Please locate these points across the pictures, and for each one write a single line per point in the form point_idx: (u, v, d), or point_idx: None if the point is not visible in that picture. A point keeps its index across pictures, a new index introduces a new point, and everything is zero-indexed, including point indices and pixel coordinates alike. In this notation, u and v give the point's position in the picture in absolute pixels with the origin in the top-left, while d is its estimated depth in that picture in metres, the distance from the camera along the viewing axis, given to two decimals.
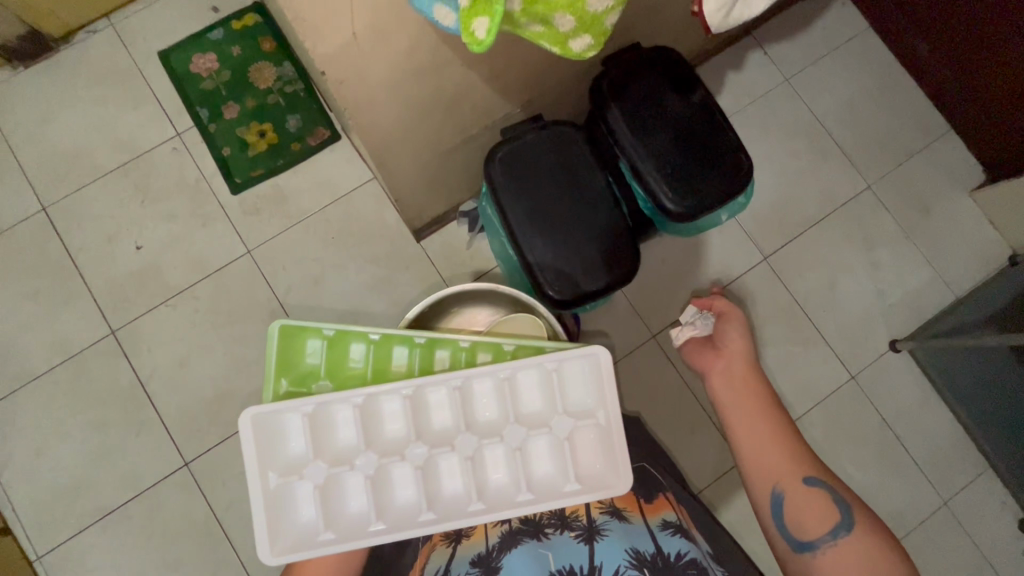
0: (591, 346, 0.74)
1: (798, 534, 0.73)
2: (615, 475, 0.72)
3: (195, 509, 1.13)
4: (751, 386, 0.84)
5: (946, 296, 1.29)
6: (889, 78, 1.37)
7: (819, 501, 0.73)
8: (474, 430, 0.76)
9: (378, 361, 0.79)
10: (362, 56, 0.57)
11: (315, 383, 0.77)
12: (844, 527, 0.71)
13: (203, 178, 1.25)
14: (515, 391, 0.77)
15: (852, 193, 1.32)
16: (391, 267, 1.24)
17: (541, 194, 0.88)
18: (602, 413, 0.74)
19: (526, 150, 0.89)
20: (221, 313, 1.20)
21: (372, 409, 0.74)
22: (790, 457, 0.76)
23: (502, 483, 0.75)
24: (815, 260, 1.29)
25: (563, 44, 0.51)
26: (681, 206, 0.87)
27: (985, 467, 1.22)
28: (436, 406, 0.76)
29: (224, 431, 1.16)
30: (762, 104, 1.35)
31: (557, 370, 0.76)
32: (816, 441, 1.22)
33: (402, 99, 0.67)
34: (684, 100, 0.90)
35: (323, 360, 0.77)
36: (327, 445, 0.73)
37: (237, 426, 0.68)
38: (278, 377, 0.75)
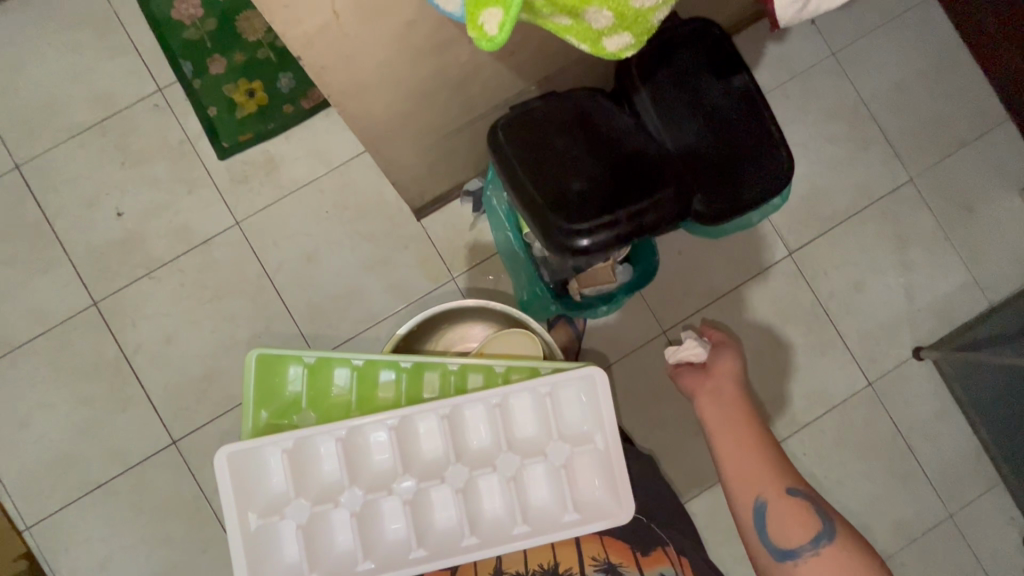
0: (587, 367, 0.77)
1: (782, 545, 0.73)
2: (615, 502, 0.77)
3: (184, 487, 1.11)
4: (738, 404, 0.84)
5: (980, 303, 1.21)
6: (946, 57, 1.24)
7: (802, 512, 0.74)
8: (465, 460, 0.79)
9: (362, 386, 0.82)
10: (347, 37, 0.47)
11: (298, 413, 0.81)
12: (826, 535, 0.72)
13: (187, 141, 1.15)
14: (508, 418, 0.80)
15: (892, 186, 1.22)
16: (389, 247, 1.16)
17: (560, 159, 0.73)
18: (600, 437, 0.78)
19: (540, 121, 0.75)
20: (208, 288, 1.14)
21: (357, 440, 0.78)
22: (775, 469, 0.77)
23: (497, 513, 0.80)
24: (843, 258, 1.21)
25: (596, 41, 0.44)
26: (709, 207, 0.77)
27: (996, 481, 1.18)
28: (425, 434, 0.80)
29: (213, 410, 1.13)
30: (803, 82, 1.22)
31: (551, 395, 0.79)
32: (824, 447, 1.18)
33: (397, 84, 0.58)
34: (722, 85, 0.79)
35: (305, 389, 0.81)
36: (311, 481, 0.77)
37: (214, 464, 0.72)
38: (258, 409, 0.78)
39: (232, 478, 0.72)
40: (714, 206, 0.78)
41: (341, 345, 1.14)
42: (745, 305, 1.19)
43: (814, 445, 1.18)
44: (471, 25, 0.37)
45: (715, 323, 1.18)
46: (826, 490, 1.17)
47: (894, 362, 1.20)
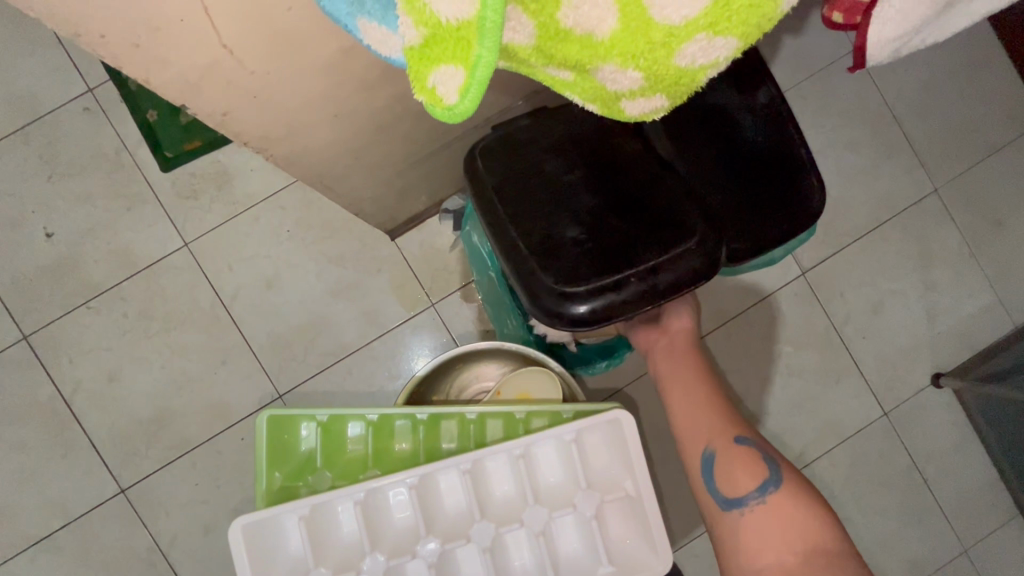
0: (613, 410, 0.66)
1: (725, 490, 0.60)
2: (651, 555, 0.65)
3: (135, 540, 1.00)
4: (690, 358, 0.71)
5: (1005, 325, 1.11)
6: (977, 54, 1.12)
7: (747, 456, 0.61)
8: (491, 516, 0.69)
9: (379, 439, 0.72)
10: (249, 79, 0.36)
11: (313, 473, 0.70)
12: (772, 482, 0.59)
13: (125, 149, 1.01)
14: (533, 467, 0.70)
15: (914, 198, 1.11)
16: (360, 269, 1.03)
17: (551, 192, 0.59)
18: (631, 483, 0.67)
19: (525, 147, 0.61)
20: (155, 318, 1.01)
21: (376, 501, 0.68)
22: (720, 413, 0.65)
23: (528, 570, 0.69)
24: (860, 277, 1.10)
25: (612, 103, 0.35)
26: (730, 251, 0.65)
27: (1014, 514, 1.11)
28: (446, 488, 0.70)
29: (165, 455, 1.01)
30: (821, 82, 1.10)
31: (578, 441, 0.69)
32: (835, 483, 1.09)
33: (339, 123, 0.46)
34: (743, 103, 0.66)
35: (320, 446, 0.69)
36: (330, 549, 0.66)
37: (228, 537, 0.62)
38: (271, 470, 0.67)
39: (248, 555, 0.62)
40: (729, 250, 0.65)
41: (308, 380, 1.02)
42: (752, 331, 1.09)
43: (825, 479, 1.09)
44: (420, 86, 0.28)
45: (720, 351, 1.08)
46: None
47: (912, 390, 1.11)
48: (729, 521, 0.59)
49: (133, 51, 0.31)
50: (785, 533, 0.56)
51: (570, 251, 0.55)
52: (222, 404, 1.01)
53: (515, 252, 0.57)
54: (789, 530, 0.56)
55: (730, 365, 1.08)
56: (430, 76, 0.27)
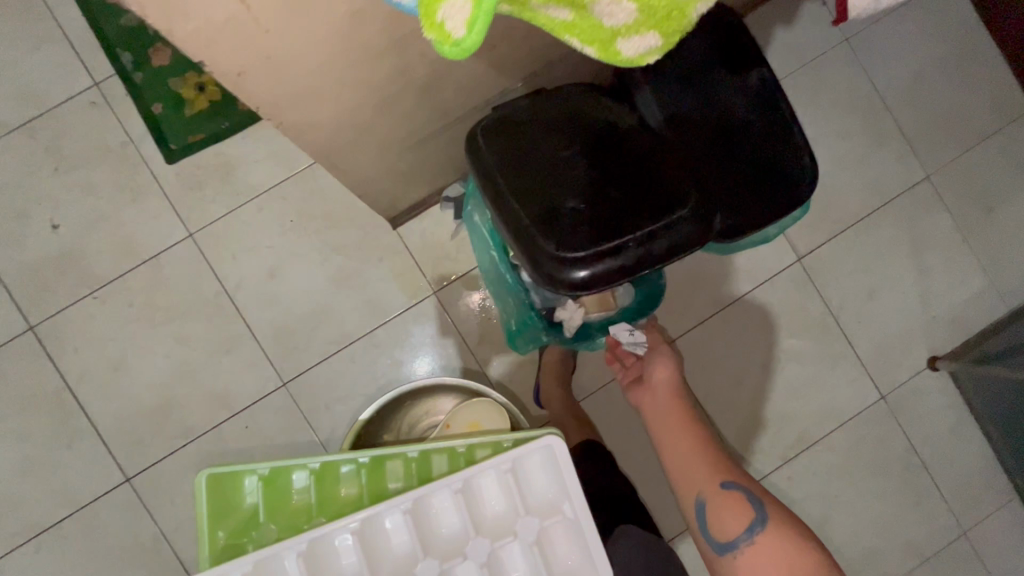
0: (544, 437, 0.68)
1: (717, 535, 0.63)
2: None
3: (140, 530, 1.00)
4: (675, 406, 0.72)
5: (999, 309, 1.13)
6: (965, 44, 1.14)
7: (734, 499, 0.63)
8: (435, 553, 0.70)
9: (323, 486, 0.73)
10: (270, 33, 0.37)
11: (258, 528, 0.71)
12: (758, 523, 0.61)
13: (130, 143, 1.02)
14: (473, 498, 0.71)
15: (907, 185, 1.13)
16: (361, 259, 1.04)
17: (548, 167, 0.60)
18: (568, 507, 0.68)
19: (524, 122, 0.63)
20: (160, 308, 1.02)
21: (317, 551, 0.68)
22: (703, 459, 0.66)
23: None
24: (855, 263, 1.12)
25: (609, 43, 0.36)
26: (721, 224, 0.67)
27: (1011, 497, 1.12)
28: (390, 529, 0.70)
29: (169, 445, 1.02)
30: (813, 72, 1.12)
31: (515, 469, 0.70)
32: (833, 467, 1.10)
33: (350, 91, 0.48)
34: (735, 82, 0.68)
35: (263, 499, 0.71)
36: None
37: None
38: (214, 529, 0.68)
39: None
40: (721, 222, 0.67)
41: (311, 369, 1.03)
42: (748, 317, 1.10)
43: (824, 463, 1.10)
44: (430, 25, 0.31)
45: (718, 337, 1.10)
46: (835, 514, 1.10)
47: (908, 374, 1.12)
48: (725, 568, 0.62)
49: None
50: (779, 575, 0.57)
51: (566, 222, 0.57)
52: (225, 393, 1.02)
53: (512, 222, 0.59)
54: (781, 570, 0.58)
55: (728, 350, 1.10)
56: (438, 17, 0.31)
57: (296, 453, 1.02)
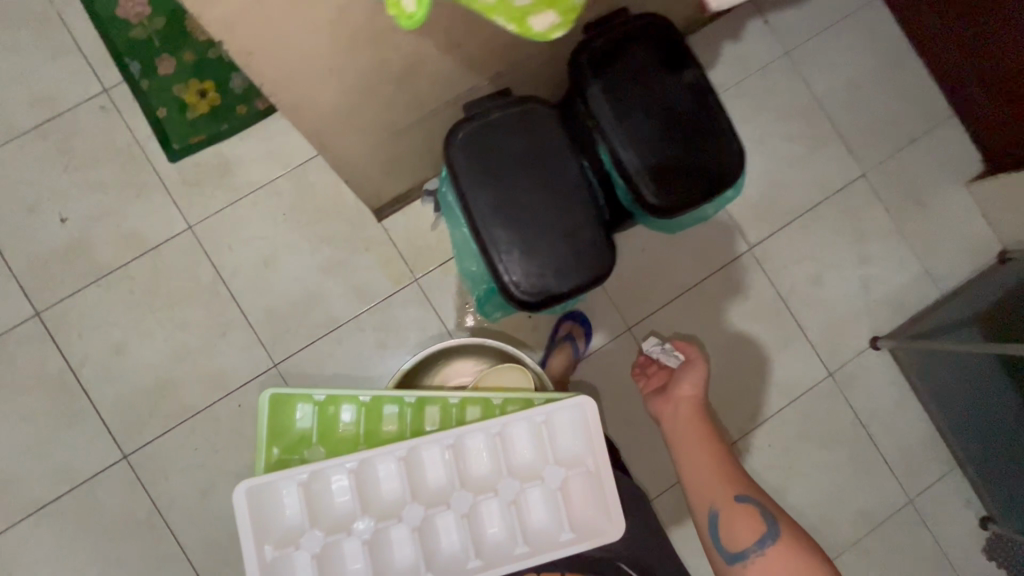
0: (577, 397, 0.80)
1: (729, 546, 0.76)
2: (607, 523, 0.79)
3: (137, 504, 1.06)
4: (698, 424, 0.87)
5: (933, 293, 1.24)
6: (894, 57, 1.28)
7: (749, 515, 0.76)
8: (469, 487, 0.81)
9: (369, 420, 0.83)
10: (270, 18, 0.47)
11: (308, 448, 0.81)
12: (770, 536, 0.74)
13: (136, 143, 1.11)
14: (507, 444, 0.82)
15: (846, 181, 1.25)
16: (349, 249, 1.13)
17: (509, 180, 0.77)
18: (592, 459, 0.80)
19: (490, 131, 0.77)
20: (160, 295, 1.10)
21: (366, 473, 0.79)
22: (723, 480, 0.80)
23: (499, 537, 0.81)
24: (802, 252, 1.23)
25: (521, 21, 0.44)
26: (660, 206, 0.79)
27: (951, 466, 1.22)
28: (429, 464, 0.81)
29: (166, 423, 1.08)
30: (758, 81, 1.25)
31: (547, 422, 0.82)
32: (788, 440, 1.19)
33: (341, 73, 0.57)
34: (672, 81, 0.79)
35: (314, 425, 0.81)
36: (325, 513, 0.78)
37: (232, 499, 0.73)
38: (270, 445, 0.80)
39: (249, 515, 0.74)
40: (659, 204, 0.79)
41: (302, 351, 1.11)
42: (706, 301, 1.20)
43: (779, 436, 1.19)
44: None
45: (679, 320, 1.19)
46: (791, 483, 1.18)
47: (853, 353, 1.22)
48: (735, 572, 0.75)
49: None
50: None
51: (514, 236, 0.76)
52: (220, 374, 1.10)
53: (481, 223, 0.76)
54: None
55: (688, 332, 1.19)
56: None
57: None
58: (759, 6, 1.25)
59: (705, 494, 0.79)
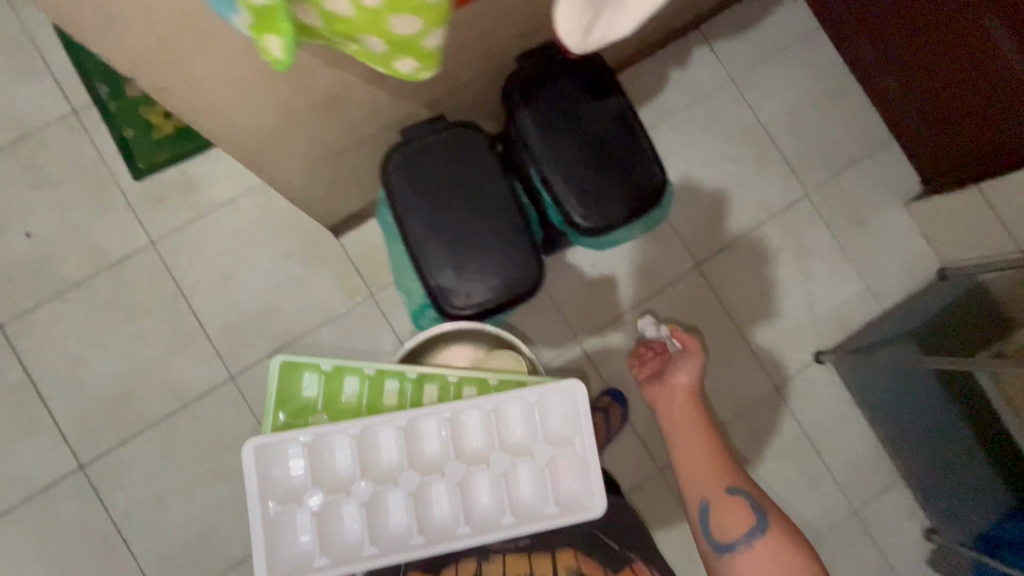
0: (568, 381, 0.81)
1: (719, 536, 0.76)
2: (591, 499, 0.80)
3: (92, 514, 1.08)
4: (692, 411, 0.90)
5: (874, 308, 1.29)
6: (835, 83, 1.34)
7: (739, 505, 0.77)
8: (463, 458, 0.83)
9: (371, 394, 0.89)
10: (178, 55, 0.51)
11: (312, 414, 0.87)
12: (758, 528, 0.74)
13: (102, 162, 1.15)
14: (502, 420, 0.85)
15: (789, 202, 1.30)
16: (307, 264, 1.17)
17: (442, 201, 0.82)
18: (580, 439, 0.82)
19: (424, 155, 0.82)
20: (121, 308, 1.13)
21: (367, 440, 0.81)
22: (716, 467, 0.82)
23: (489, 507, 0.83)
24: (748, 269, 1.28)
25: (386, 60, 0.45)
26: (587, 226, 0.85)
27: (895, 478, 1.25)
28: (427, 436, 0.84)
29: (123, 433, 1.11)
30: (705, 105, 1.31)
31: (541, 401, 0.84)
32: (735, 451, 1.22)
33: (256, 101, 0.61)
34: (599, 110, 0.85)
35: (319, 394, 0.87)
36: (325, 474, 0.80)
37: (240, 453, 0.76)
38: (277, 411, 0.86)
39: (257, 469, 0.76)
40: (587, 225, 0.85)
41: (258, 363, 1.15)
42: (655, 315, 1.24)
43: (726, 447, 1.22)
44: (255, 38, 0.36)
45: (629, 334, 1.23)
46: None
47: (798, 365, 1.26)
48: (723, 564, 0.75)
49: (89, 21, 0.45)
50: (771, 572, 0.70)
51: (445, 253, 0.81)
52: (178, 385, 1.13)
53: (414, 242, 0.81)
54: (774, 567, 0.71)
55: None
56: (264, 36, 0.36)
57: (242, 441, 1.13)
58: (705, 35, 1.32)
59: (698, 481, 0.81)
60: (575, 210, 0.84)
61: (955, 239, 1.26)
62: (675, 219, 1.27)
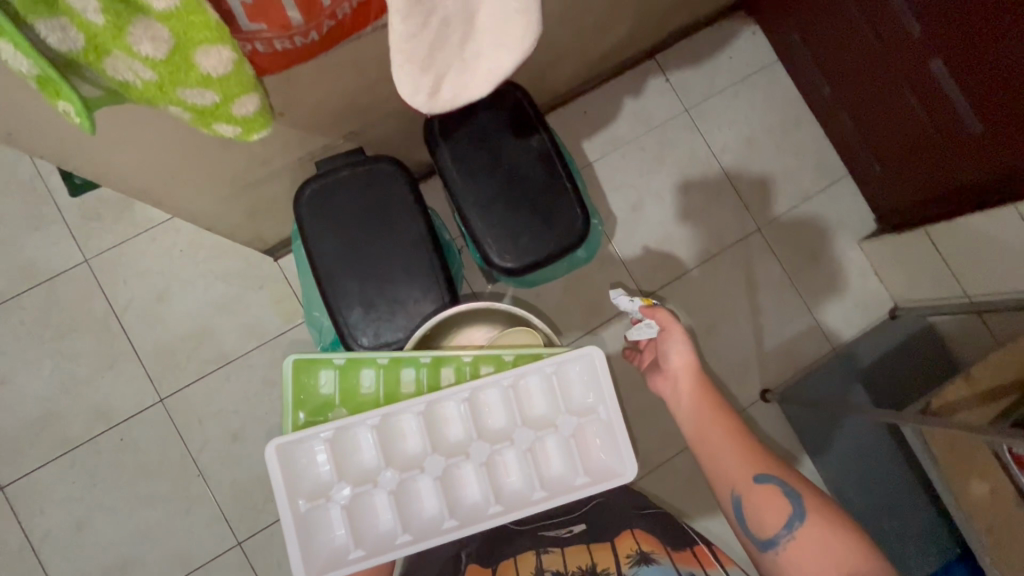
0: (584, 348, 0.76)
1: (760, 534, 0.68)
2: (620, 469, 0.75)
3: (9, 537, 1.06)
4: (696, 393, 0.79)
5: (824, 347, 1.27)
6: (792, 117, 1.33)
7: (771, 494, 0.69)
8: (485, 438, 0.78)
9: (388, 385, 0.79)
10: (21, 100, 0.49)
11: (332, 410, 0.78)
12: (797, 518, 0.66)
13: (38, 177, 1.14)
14: (520, 397, 0.79)
15: (740, 235, 1.29)
16: (244, 286, 1.16)
17: (356, 237, 0.81)
18: (603, 408, 0.77)
19: (339, 190, 0.81)
20: (50, 326, 1.11)
21: (389, 428, 0.76)
22: (737, 455, 0.73)
23: (518, 485, 0.78)
24: (696, 302, 1.26)
25: None
26: (506, 264, 0.84)
27: None
28: (449, 419, 0.78)
29: (46, 454, 1.08)
30: (657, 135, 1.30)
31: (557, 375, 0.78)
32: (675, 488, 1.19)
33: (129, 137, 0.60)
34: (522, 146, 0.84)
35: (337, 390, 0.78)
36: (352, 467, 0.75)
37: (264, 457, 0.71)
38: (296, 411, 0.77)
39: (282, 471, 0.71)
40: (506, 263, 0.84)
41: (189, 386, 1.13)
42: (599, 347, 1.22)
43: (667, 485, 1.20)
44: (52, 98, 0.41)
45: None
46: None
47: (744, 403, 1.23)
48: (769, 562, 0.67)
49: None
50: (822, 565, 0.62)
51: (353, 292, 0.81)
52: (105, 406, 1.10)
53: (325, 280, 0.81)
54: (824, 561, 0.62)
55: None
56: (60, 100, 0.42)
57: (168, 466, 1.10)
58: (660, 65, 1.31)
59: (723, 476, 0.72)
60: (493, 249, 0.83)
61: (905, 278, 1.24)
62: (623, 249, 1.26)
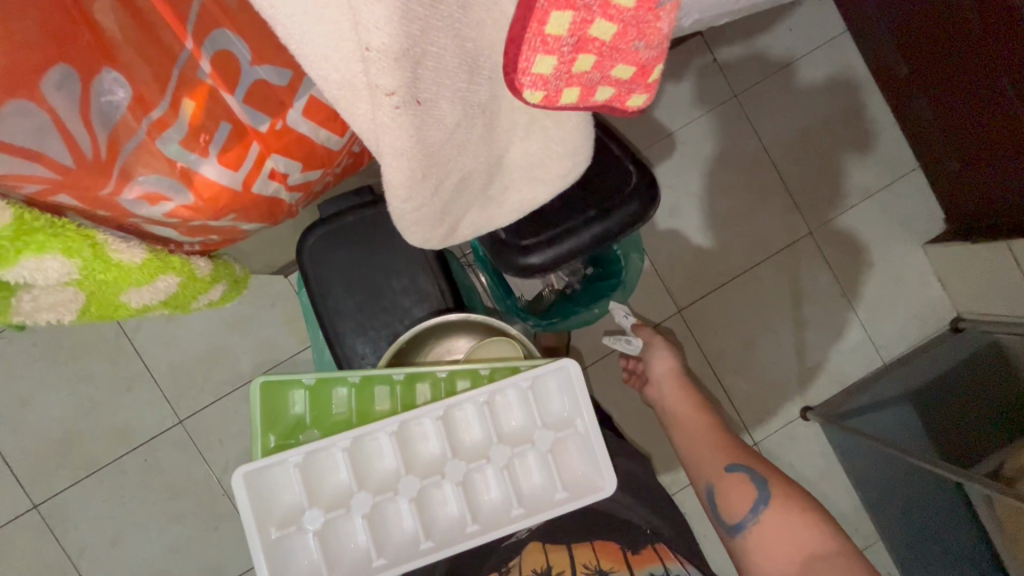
0: (560, 359, 0.69)
1: (727, 519, 0.67)
2: (602, 484, 0.69)
3: (48, 552, 1.09)
4: (681, 390, 0.84)
5: (873, 362, 1.18)
6: (855, 101, 1.17)
7: (740, 479, 0.68)
8: (462, 456, 0.71)
9: (361, 402, 0.72)
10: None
11: (304, 433, 0.71)
12: (762, 501, 0.65)
13: None
14: (495, 413, 0.72)
15: (788, 240, 1.17)
16: (256, 304, 1.10)
17: (365, 289, 0.76)
18: (580, 421, 0.71)
19: (342, 236, 0.75)
20: (63, 347, 1.08)
21: (360, 449, 0.69)
22: (711, 446, 0.73)
23: (497, 502, 0.72)
24: (735, 314, 1.16)
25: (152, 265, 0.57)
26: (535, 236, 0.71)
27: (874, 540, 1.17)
28: (422, 436, 0.71)
29: (74, 475, 1.09)
30: (700, 126, 1.15)
31: (534, 389, 0.71)
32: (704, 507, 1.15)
33: None
34: None
35: (308, 410, 0.71)
36: (324, 490, 0.69)
37: (229, 487, 0.64)
38: (265, 434, 0.69)
39: (249, 499, 0.64)
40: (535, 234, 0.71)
41: (206, 406, 1.10)
42: None
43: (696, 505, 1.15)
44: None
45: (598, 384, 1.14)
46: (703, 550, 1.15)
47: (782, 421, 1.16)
48: (738, 548, 0.66)
49: None
50: (789, 547, 0.61)
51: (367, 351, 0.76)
52: (126, 429, 1.09)
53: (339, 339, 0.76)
54: (791, 546, 0.61)
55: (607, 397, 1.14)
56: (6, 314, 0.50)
57: (192, 485, 1.10)
58: (707, 42, 1.14)
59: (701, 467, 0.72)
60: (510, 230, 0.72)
61: (972, 289, 1.11)
62: (657, 259, 1.15)
